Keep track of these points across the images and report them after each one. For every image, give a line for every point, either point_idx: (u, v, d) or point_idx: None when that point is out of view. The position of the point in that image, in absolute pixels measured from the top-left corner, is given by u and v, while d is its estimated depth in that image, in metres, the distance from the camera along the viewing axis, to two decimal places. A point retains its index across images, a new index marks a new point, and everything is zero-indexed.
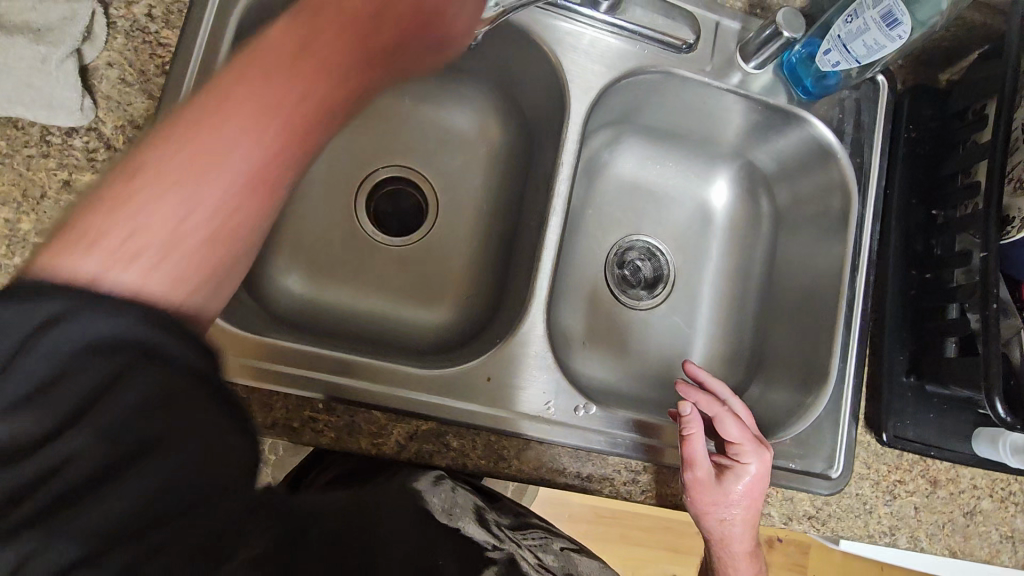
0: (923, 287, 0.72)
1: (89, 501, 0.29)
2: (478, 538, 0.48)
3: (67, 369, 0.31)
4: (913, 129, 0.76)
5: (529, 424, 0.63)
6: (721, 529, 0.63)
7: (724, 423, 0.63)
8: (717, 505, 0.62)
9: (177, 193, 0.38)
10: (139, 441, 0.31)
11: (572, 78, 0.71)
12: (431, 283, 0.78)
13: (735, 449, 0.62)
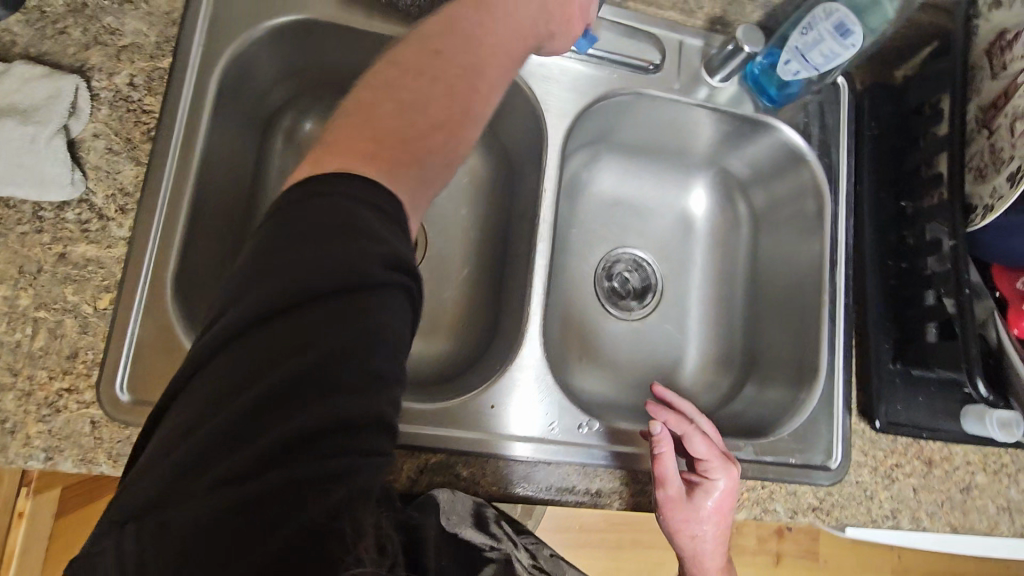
0: (901, 276, 0.75)
1: (318, 381, 0.36)
2: (479, 541, 0.58)
3: (327, 254, 0.39)
4: (875, 125, 0.79)
5: (528, 448, 0.64)
6: (695, 550, 0.64)
7: (691, 441, 0.64)
8: (690, 524, 0.62)
9: (404, 112, 0.47)
10: (356, 356, 0.38)
11: (547, 107, 0.73)
12: (427, 316, 0.80)
13: (704, 465, 0.64)
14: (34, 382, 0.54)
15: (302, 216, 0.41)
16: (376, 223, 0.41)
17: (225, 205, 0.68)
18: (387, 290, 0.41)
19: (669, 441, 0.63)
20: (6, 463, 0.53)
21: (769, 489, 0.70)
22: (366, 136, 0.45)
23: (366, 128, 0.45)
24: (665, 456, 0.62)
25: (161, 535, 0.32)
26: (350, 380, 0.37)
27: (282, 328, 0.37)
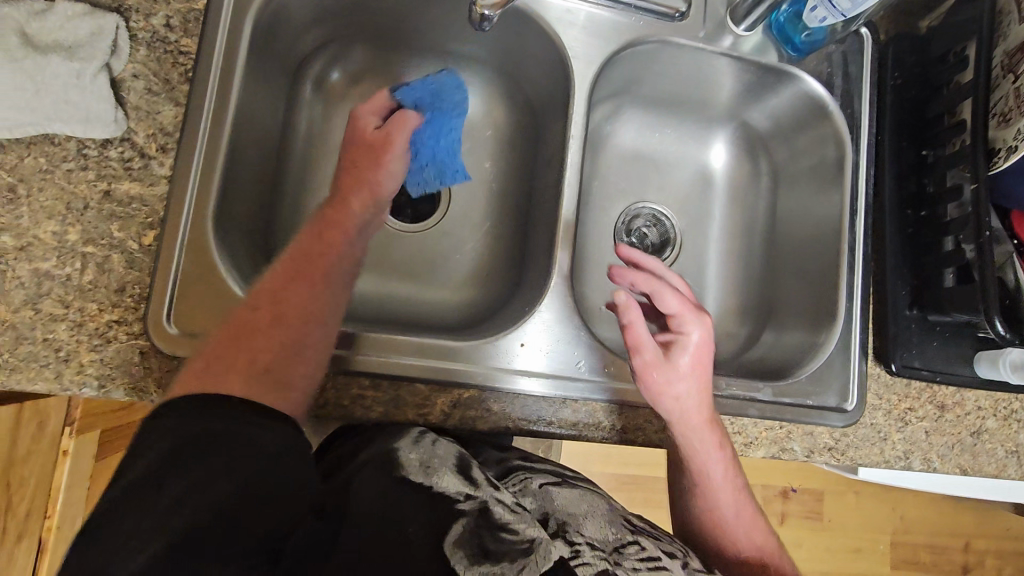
0: (920, 224, 0.76)
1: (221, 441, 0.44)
2: (452, 491, 0.49)
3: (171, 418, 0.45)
4: (898, 75, 0.79)
5: (538, 384, 0.66)
6: (685, 412, 0.64)
7: (663, 297, 0.67)
8: (673, 382, 0.63)
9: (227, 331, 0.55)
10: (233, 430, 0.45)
11: (574, 54, 0.73)
12: (450, 266, 0.82)
13: (678, 320, 0.66)
14: (86, 314, 0.57)
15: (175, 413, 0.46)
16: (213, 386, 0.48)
17: (259, 149, 0.70)
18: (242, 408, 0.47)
19: (635, 302, 0.64)
20: (60, 391, 0.56)
21: (786, 429, 0.73)
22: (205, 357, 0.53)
23: (217, 353, 0.53)
24: (635, 316, 0.63)
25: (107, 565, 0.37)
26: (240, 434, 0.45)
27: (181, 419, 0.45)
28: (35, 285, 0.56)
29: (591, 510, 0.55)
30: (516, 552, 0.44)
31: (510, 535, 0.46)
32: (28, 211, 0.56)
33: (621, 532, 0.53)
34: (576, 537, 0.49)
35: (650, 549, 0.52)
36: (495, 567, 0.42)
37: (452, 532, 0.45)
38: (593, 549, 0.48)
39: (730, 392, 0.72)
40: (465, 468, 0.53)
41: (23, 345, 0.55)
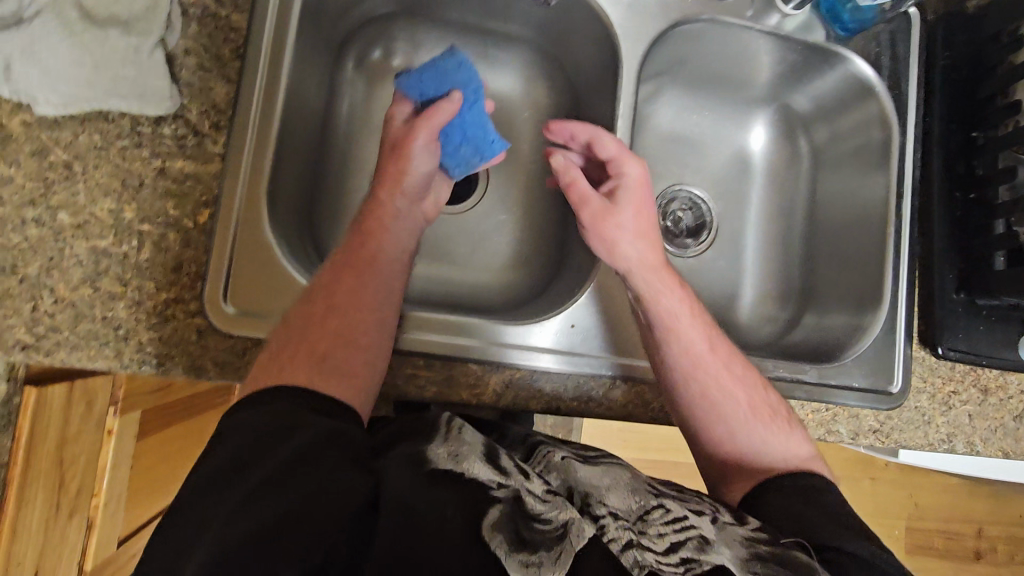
0: (968, 207, 0.76)
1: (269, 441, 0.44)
2: (485, 478, 0.47)
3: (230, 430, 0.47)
4: (947, 56, 0.79)
5: (546, 359, 0.65)
6: (640, 254, 0.66)
7: (599, 141, 0.68)
8: (620, 228, 0.67)
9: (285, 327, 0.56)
10: (280, 429, 0.45)
11: (622, 31, 0.72)
12: (489, 248, 0.81)
13: (616, 163, 0.68)
14: (144, 292, 0.56)
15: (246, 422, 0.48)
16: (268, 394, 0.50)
17: (304, 128, 0.69)
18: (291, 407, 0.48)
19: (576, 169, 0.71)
20: (120, 369, 0.56)
21: (832, 412, 0.73)
22: (273, 356, 0.54)
23: (281, 348, 0.54)
24: (574, 173, 0.70)
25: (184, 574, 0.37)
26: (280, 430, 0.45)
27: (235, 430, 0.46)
28: (93, 263, 0.56)
29: (614, 481, 0.52)
30: (551, 540, 0.43)
31: (543, 526, 0.44)
32: (84, 188, 0.56)
33: (644, 497, 0.50)
34: (600, 510, 0.48)
35: (675, 510, 0.50)
36: (532, 558, 0.41)
37: (491, 517, 0.43)
38: (616, 520, 0.47)
39: (777, 373, 0.72)
40: (496, 457, 0.50)
41: (83, 323, 0.55)
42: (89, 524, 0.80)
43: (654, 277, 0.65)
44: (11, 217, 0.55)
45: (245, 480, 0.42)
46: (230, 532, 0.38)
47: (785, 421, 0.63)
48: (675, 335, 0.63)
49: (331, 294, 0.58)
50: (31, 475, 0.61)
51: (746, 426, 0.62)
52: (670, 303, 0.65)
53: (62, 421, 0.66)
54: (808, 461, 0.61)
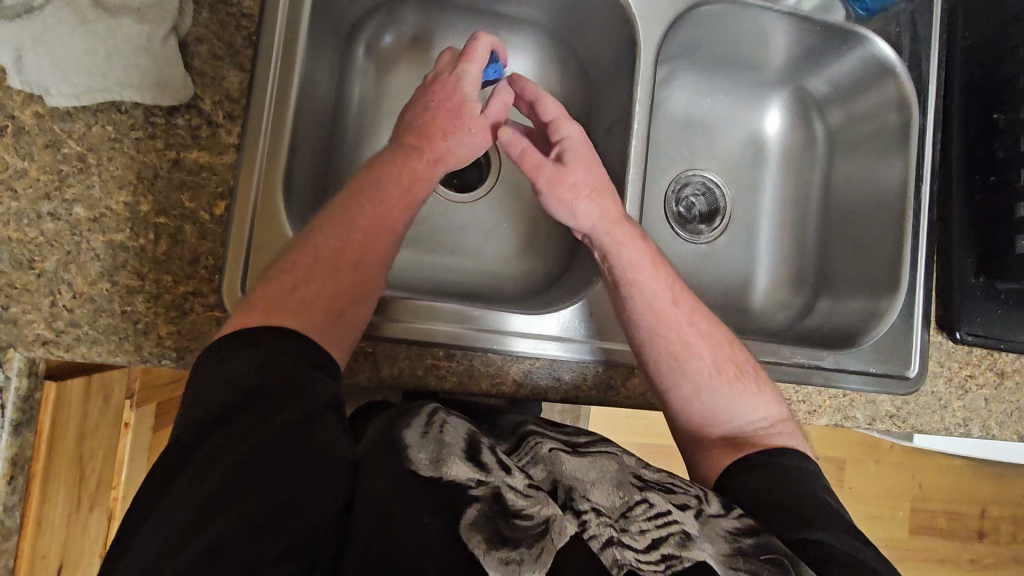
0: (988, 190, 0.75)
1: (256, 419, 0.43)
2: (463, 478, 0.42)
3: (214, 389, 0.45)
4: (969, 36, 0.77)
5: (556, 347, 0.64)
6: (600, 210, 0.63)
7: (543, 103, 0.67)
8: (577, 184, 0.63)
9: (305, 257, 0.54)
10: (271, 399, 0.44)
11: (640, 14, 0.70)
12: (501, 236, 0.81)
13: (555, 124, 0.66)
14: (162, 286, 0.56)
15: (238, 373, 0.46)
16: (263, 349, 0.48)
17: (316, 115, 0.68)
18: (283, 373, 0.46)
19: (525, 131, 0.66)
20: (140, 362, 0.56)
21: (849, 398, 0.73)
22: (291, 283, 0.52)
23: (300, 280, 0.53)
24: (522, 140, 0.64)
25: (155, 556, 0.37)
26: (269, 403, 0.44)
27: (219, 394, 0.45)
28: (110, 257, 0.55)
29: (600, 475, 0.49)
30: (533, 538, 0.40)
31: (523, 522, 0.41)
32: (99, 181, 0.55)
33: (629, 490, 0.48)
34: (582, 505, 0.45)
35: (660, 504, 0.47)
36: (513, 554, 0.38)
37: (468, 514, 0.40)
38: (598, 515, 0.44)
39: (796, 360, 0.71)
40: (478, 453, 0.46)
41: (102, 318, 0.55)
42: (109, 515, 0.82)
43: (617, 230, 0.63)
44: (26, 212, 0.54)
45: (206, 481, 0.39)
46: (189, 544, 0.36)
47: (751, 381, 0.62)
48: (637, 288, 0.62)
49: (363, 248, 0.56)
50: (53, 471, 0.61)
51: (711, 384, 0.61)
52: (629, 257, 0.63)
53: (80, 415, 0.66)
54: (776, 422, 0.60)
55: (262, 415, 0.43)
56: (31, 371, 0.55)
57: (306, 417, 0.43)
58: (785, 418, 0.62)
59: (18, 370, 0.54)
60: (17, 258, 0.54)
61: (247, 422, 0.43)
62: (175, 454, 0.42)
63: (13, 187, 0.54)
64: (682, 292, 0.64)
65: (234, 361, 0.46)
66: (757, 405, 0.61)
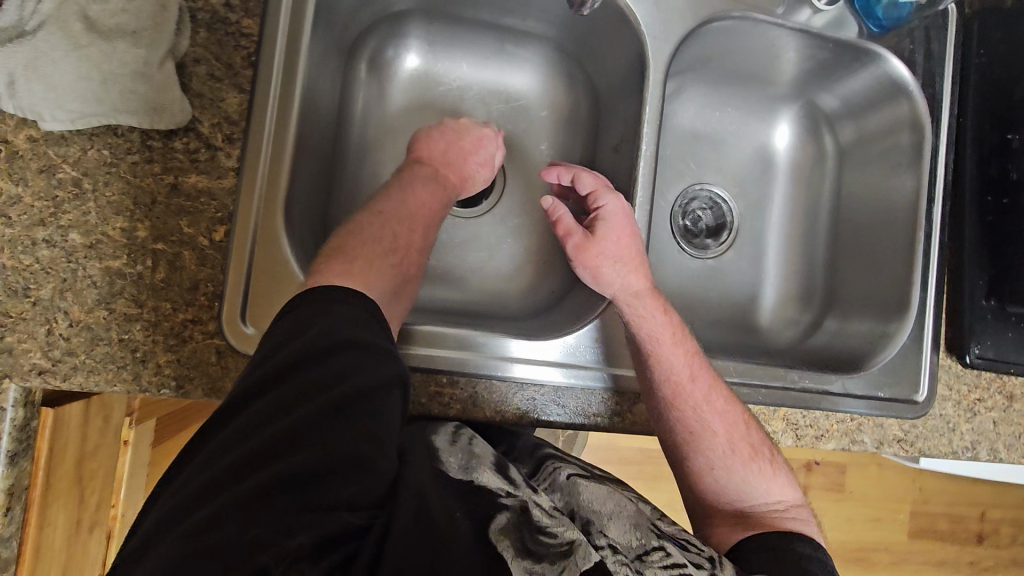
0: (1001, 212, 0.74)
1: (324, 389, 0.46)
2: (494, 487, 0.51)
3: (292, 339, 0.48)
4: (984, 53, 0.76)
5: (564, 374, 0.63)
6: (624, 282, 0.65)
7: (580, 177, 0.70)
8: (605, 253, 0.66)
9: (373, 223, 0.60)
10: (341, 371, 0.47)
11: (650, 31, 0.69)
12: (504, 253, 0.79)
13: (593, 196, 0.68)
14: (161, 314, 0.55)
15: (312, 329, 0.49)
16: (343, 309, 0.51)
17: (318, 133, 0.67)
18: (355, 341, 0.49)
19: (563, 207, 0.71)
20: (139, 391, 0.55)
21: (857, 421, 0.72)
22: (365, 251, 0.58)
23: (366, 245, 0.58)
24: (561, 206, 0.70)
25: (204, 506, 0.39)
26: (337, 374, 0.47)
27: (290, 352, 0.47)
28: (107, 285, 0.54)
29: (616, 509, 0.54)
30: (556, 554, 0.44)
31: (548, 538, 0.46)
32: (95, 207, 0.54)
33: (647, 534, 0.51)
34: (600, 540, 0.49)
35: (676, 555, 0.49)
36: (536, 566, 0.42)
37: (497, 522, 0.46)
38: (614, 553, 0.47)
39: (803, 385, 0.70)
40: (506, 470, 0.54)
41: (99, 347, 0.54)
42: (109, 533, 0.82)
43: (639, 303, 0.65)
44: (21, 239, 0.53)
45: (262, 431, 0.43)
46: (235, 489, 0.40)
47: (767, 463, 0.63)
48: (656, 360, 0.63)
49: (413, 232, 0.63)
50: (53, 499, 0.61)
51: (725, 463, 0.62)
52: (652, 328, 0.64)
53: (80, 438, 0.65)
54: (791, 507, 0.61)
55: (329, 383, 0.46)
56: (27, 401, 0.54)
57: (366, 389, 0.47)
58: (800, 503, 0.63)
59: (15, 400, 0.53)
60: (12, 286, 0.53)
61: (317, 389, 0.46)
62: (234, 407, 0.46)
63: (6, 214, 0.53)
64: (701, 369, 0.65)
65: (309, 322, 0.50)
66: (771, 489, 0.62)
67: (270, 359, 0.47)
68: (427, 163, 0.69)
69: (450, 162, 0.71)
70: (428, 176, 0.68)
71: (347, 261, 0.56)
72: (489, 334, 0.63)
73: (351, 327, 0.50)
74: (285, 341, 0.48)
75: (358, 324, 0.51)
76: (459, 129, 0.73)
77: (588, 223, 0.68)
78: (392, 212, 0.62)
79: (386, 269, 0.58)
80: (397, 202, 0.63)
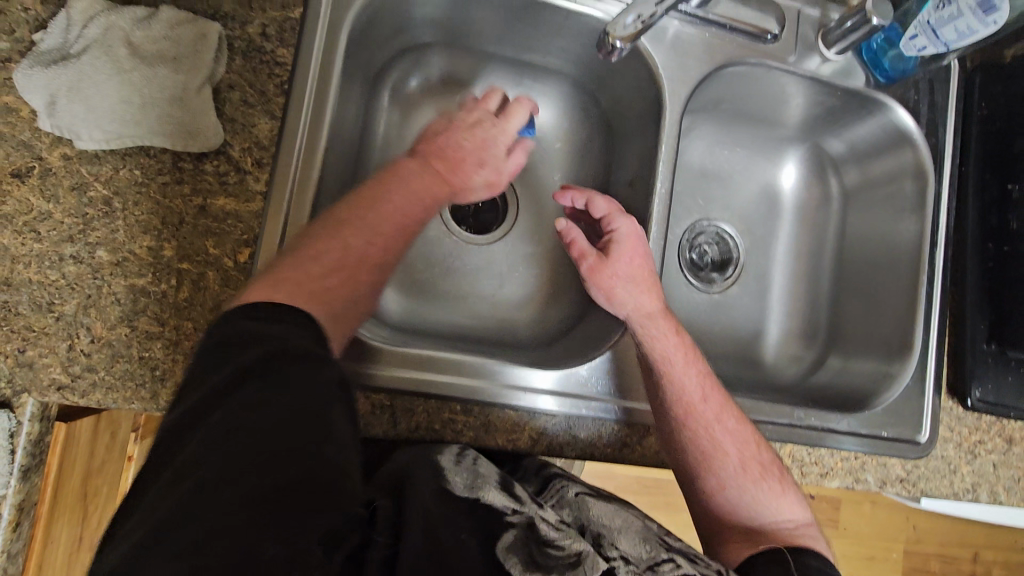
0: (1002, 260, 0.76)
1: (259, 400, 0.39)
2: (500, 504, 0.50)
3: (234, 354, 0.42)
4: (985, 106, 0.80)
5: (577, 402, 0.64)
6: (637, 302, 0.65)
7: (594, 201, 0.70)
8: (619, 275, 0.66)
9: (335, 231, 0.53)
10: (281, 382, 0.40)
11: (666, 73, 0.71)
12: (515, 281, 0.80)
13: (606, 220, 0.69)
14: (181, 333, 0.55)
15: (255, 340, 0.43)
16: (284, 317, 0.45)
17: (342, 158, 0.68)
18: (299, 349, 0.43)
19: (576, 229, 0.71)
20: (156, 410, 0.55)
21: (862, 460, 0.73)
22: (315, 267, 0.50)
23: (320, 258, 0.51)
24: (575, 229, 0.70)
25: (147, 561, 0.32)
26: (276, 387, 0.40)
27: (229, 369, 0.41)
28: (131, 302, 0.54)
29: (625, 524, 0.54)
30: (565, 566, 0.45)
31: (556, 551, 0.46)
32: (123, 225, 0.55)
33: (655, 547, 0.52)
34: (611, 552, 0.49)
35: (686, 566, 0.50)
36: None
37: (504, 539, 0.46)
38: (626, 564, 0.48)
39: (809, 422, 0.71)
40: (509, 484, 0.53)
41: (119, 363, 0.54)
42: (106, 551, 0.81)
43: (652, 324, 0.65)
44: (48, 254, 0.53)
45: (221, 451, 0.36)
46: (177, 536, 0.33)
47: (777, 481, 0.64)
48: (669, 380, 0.63)
49: (376, 249, 0.55)
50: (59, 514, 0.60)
51: (737, 481, 0.63)
52: (665, 351, 0.64)
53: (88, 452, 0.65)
54: (800, 525, 0.62)
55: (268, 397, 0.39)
56: (42, 415, 0.54)
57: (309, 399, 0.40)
58: (808, 521, 0.64)
59: (31, 415, 0.53)
60: (36, 300, 0.53)
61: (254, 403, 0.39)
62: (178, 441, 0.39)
63: (37, 228, 0.53)
64: (712, 389, 0.65)
65: (247, 333, 0.44)
66: (782, 507, 0.63)
67: (210, 379, 0.41)
68: (417, 160, 0.60)
69: (447, 155, 0.62)
70: (411, 177, 0.59)
71: (291, 277, 0.49)
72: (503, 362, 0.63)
73: (295, 336, 0.44)
74: (227, 356, 0.42)
75: (302, 335, 0.45)
76: (460, 124, 0.64)
77: (601, 246, 0.68)
78: (364, 218, 0.54)
79: (336, 291, 0.51)
80: (377, 200, 0.56)
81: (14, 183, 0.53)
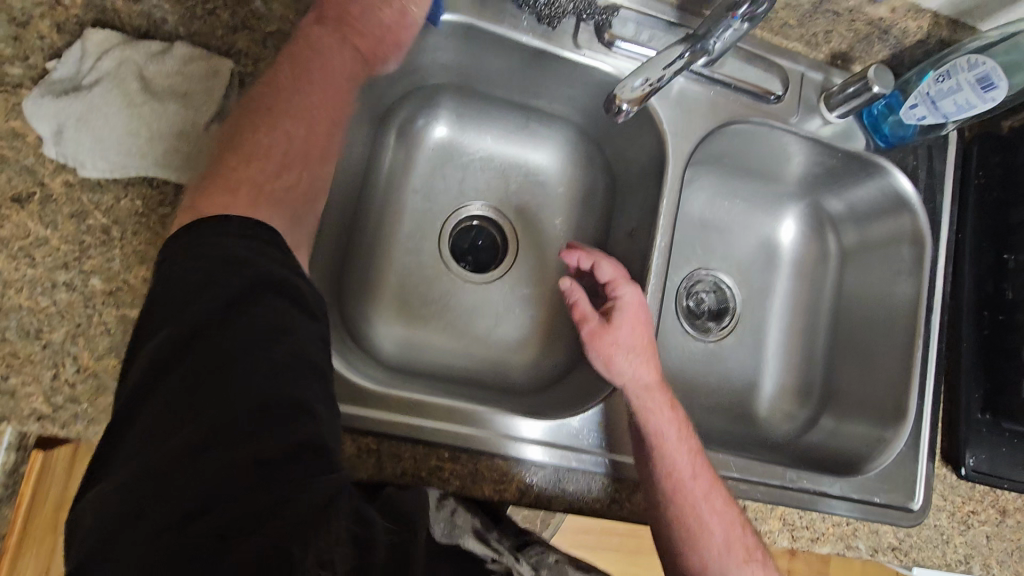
0: (996, 328, 0.77)
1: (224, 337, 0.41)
2: (480, 551, 0.53)
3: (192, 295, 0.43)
4: (982, 175, 0.81)
5: (567, 456, 0.63)
6: (634, 374, 0.65)
7: (600, 267, 0.70)
8: (619, 344, 0.66)
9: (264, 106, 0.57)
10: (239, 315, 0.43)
11: (669, 128, 0.72)
12: (511, 322, 0.80)
13: (610, 287, 0.68)
14: None
15: (211, 274, 0.44)
16: (241, 244, 0.46)
17: None
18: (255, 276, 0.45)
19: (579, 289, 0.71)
20: None
21: (853, 526, 0.72)
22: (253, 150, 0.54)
23: (256, 139, 0.55)
24: (577, 290, 0.70)
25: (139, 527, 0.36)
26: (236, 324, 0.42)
27: (187, 314, 0.42)
28: (121, 333, 0.54)
29: None
30: None
31: None
32: (120, 255, 0.54)
33: None
34: None
35: None
36: None
37: None
38: None
39: (801, 485, 0.70)
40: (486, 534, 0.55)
41: (103, 396, 0.53)
42: None
43: (647, 397, 0.64)
44: (41, 280, 0.53)
45: (194, 411, 0.39)
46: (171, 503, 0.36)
47: (760, 564, 0.64)
48: (661, 456, 0.62)
49: (312, 118, 0.60)
50: None
51: (720, 563, 0.63)
52: (658, 427, 0.63)
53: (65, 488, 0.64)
54: None
55: (230, 342, 0.41)
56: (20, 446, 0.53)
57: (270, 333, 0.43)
58: None
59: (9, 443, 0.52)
60: (25, 327, 0.52)
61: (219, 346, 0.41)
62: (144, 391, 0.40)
63: (33, 254, 0.53)
64: (703, 468, 0.65)
65: (199, 269, 0.44)
66: None
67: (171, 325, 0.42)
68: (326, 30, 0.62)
69: (363, 30, 0.64)
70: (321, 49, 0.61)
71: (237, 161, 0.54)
72: (496, 411, 0.63)
73: (254, 253, 0.46)
74: (183, 298, 0.43)
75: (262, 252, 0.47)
76: None
77: (602, 312, 0.68)
78: (295, 93, 0.59)
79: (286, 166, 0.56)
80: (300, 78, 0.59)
81: (13, 208, 0.53)
